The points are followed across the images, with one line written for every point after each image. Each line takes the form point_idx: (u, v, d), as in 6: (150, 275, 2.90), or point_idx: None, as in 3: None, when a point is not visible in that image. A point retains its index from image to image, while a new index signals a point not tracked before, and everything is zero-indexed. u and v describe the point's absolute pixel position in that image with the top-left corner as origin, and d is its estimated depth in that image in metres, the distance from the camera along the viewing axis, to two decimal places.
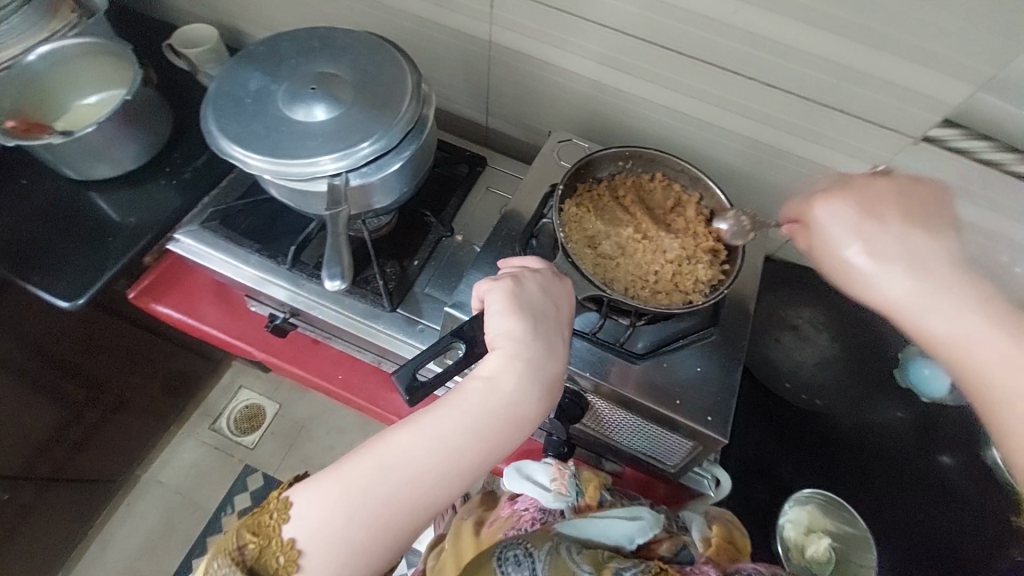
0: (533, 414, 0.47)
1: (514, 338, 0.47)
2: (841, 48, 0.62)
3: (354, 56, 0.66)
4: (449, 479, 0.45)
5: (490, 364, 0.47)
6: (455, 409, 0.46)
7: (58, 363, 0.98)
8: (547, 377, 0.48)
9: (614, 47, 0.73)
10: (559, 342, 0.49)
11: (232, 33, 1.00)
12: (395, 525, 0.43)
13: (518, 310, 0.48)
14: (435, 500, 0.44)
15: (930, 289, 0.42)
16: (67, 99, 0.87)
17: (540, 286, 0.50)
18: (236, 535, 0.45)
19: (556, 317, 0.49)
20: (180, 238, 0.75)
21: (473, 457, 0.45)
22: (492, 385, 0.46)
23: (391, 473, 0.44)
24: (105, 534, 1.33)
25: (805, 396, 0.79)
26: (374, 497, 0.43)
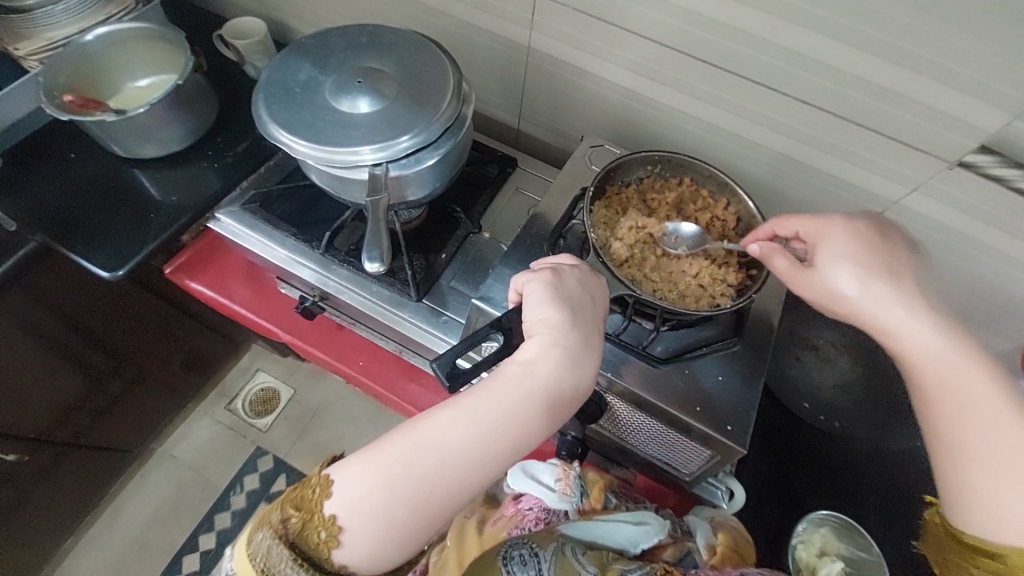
0: (570, 404, 0.48)
1: (553, 327, 0.48)
2: (877, 69, 0.62)
3: (399, 53, 0.68)
4: (487, 460, 0.46)
5: (529, 351, 0.48)
6: (495, 393, 0.47)
7: (89, 331, 1.01)
8: (586, 368, 0.49)
9: (651, 58, 0.74)
10: (596, 333, 0.50)
11: (279, 26, 1.04)
12: (436, 501, 0.45)
13: (558, 301, 0.49)
14: (475, 480, 0.46)
15: (922, 320, 0.48)
16: (120, 80, 0.91)
17: (578, 278, 0.51)
18: (278, 508, 0.45)
19: (594, 310, 0.50)
20: (220, 218, 0.78)
21: (511, 442, 0.46)
22: (530, 372, 0.47)
23: (431, 453, 0.45)
24: (118, 504, 1.36)
25: (824, 416, 0.78)
26: (415, 474, 0.45)
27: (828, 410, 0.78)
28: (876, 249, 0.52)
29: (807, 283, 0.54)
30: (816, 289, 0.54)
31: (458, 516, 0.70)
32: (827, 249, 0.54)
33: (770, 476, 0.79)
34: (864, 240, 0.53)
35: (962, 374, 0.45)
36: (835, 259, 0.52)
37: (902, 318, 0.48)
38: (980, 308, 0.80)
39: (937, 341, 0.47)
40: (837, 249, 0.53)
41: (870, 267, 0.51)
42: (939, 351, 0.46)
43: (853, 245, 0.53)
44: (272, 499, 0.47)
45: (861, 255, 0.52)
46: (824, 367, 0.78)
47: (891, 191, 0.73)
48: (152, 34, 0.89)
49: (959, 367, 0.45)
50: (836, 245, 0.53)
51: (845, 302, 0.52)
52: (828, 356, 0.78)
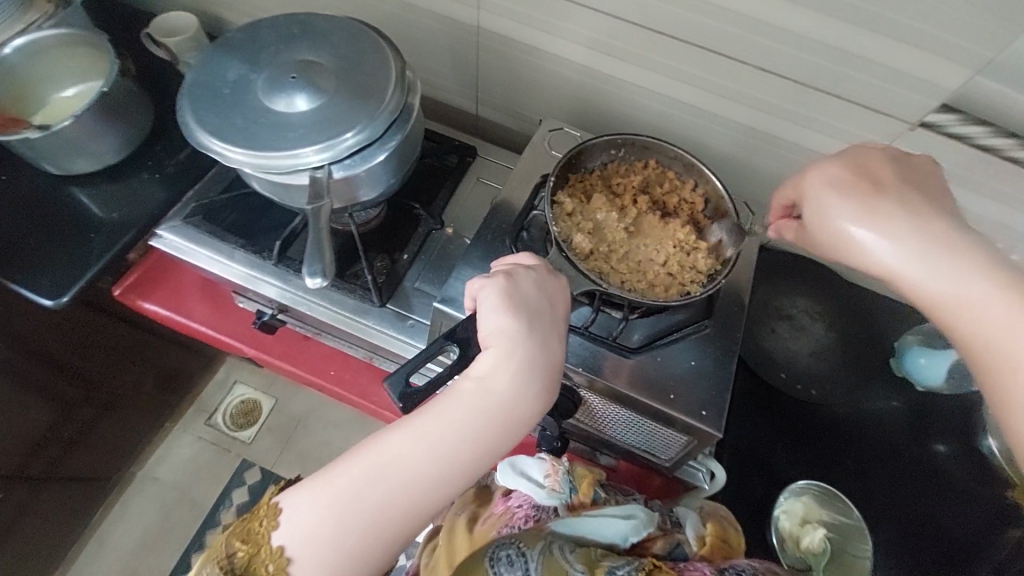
0: (528, 416, 0.46)
1: (507, 336, 0.46)
2: (838, 31, 0.60)
3: (336, 43, 0.64)
4: (442, 484, 0.44)
5: (483, 363, 0.45)
6: (448, 411, 0.45)
7: (49, 361, 0.97)
8: (543, 378, 0.47)
9: (606, 32, 0.71)
10: (554, 340, 0.48)
11: (214, 21, 0.97)
12: (388, 531, 0.43)
13: (512, 307, 0.47)
14: (429, 506, 0.44)
15: (938, 262, 0.41)
16: (45, 92, 0.84)
17: (534, 282, 0.49)
18: (225, 544, 0.45)
19: (551, 314, 0.48)
20: (163, 234, 0.73)
21: (467, 461, 0.44)
22: (483, 386, 0.45)
23: (383, 478, 0.43)
24: (102, 532, 1.32)
25: (801, 386, 0.79)
26: (364, 502, 0.43)
27: (804, 379, 0.79)
28: (869, 186, 0.45)
29: (821, 232, 0.46)
30: (823, 247, 0.47)
31: (449, 513, 0.70)
32: (818, 207, 0.47)
33: (750, 452, 0.78)
34: (846, 179, 0.46)
35: (993, 314, 0.40)
36: (834, 208, 0.45)
37: (917, 266, 0.42)
38: None
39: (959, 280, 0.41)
40: (844, 205, 0.45)
41: (866, 207, 0.44)
42: (983, 296, 0.40)
43: (846, 193, 0.45)
44: (222, 532, 0.47)
45: (872, 200, 0.45)
46: (800, 336, 0.80)
47: None
48: (72, 40, 0.81)
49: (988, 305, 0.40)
50: (830, 199, 0.46)
51: (857, 255, 0.44)
52: (801, 325, 0.80)
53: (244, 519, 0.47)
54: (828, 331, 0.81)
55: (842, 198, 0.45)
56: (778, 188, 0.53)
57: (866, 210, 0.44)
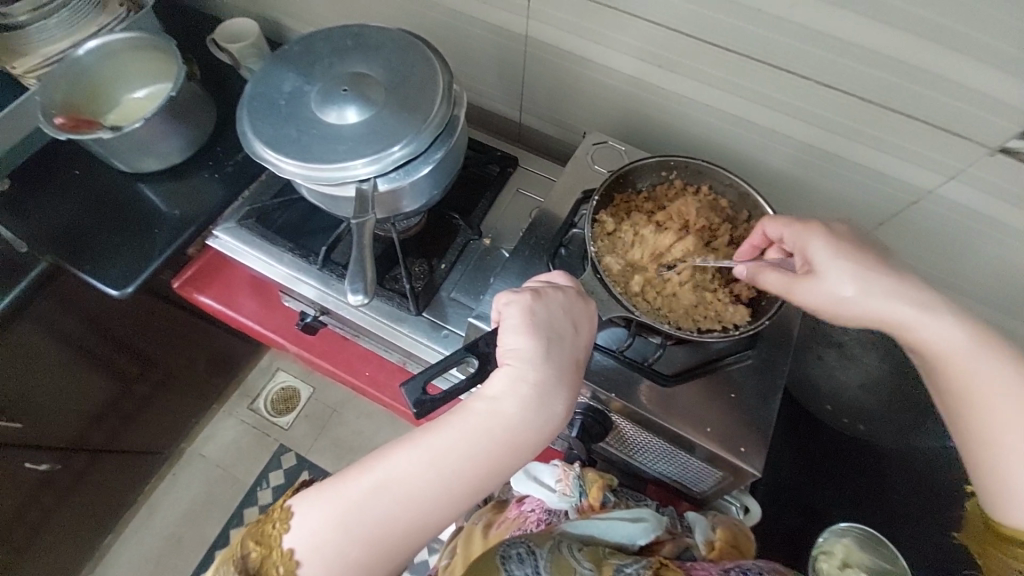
0: (536, 439, 0.48)
1: (524, 359, 0.47)
2: (911, 47, 0.56)
3: (386, 55, 0.65)
4: (447, 500, 0.45)
5: (498, 384, 0.47)
6: (460, 428, 0.46)
7: (115, 341, 1.04)
8: (555, 402, 0.48)
9: (658, 44, 0.69)
10: (570, 367, 0.49)
11: (274, 27, 1.01)
12: (391, 543, 0.44)
13: (534, 329, 0.48)
14: (432, 520, 0.45)
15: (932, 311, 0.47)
16: (117, 93, 0.90)
17: (560, 306, 0.50)
18: (241, 543, 0.47)
19: (573, 339, 0.50)
20: (218, 234, 0.78)
21: (474, 479, 0.46)
22: (496, 407, 0.47)
23: (392, 491, 0.44)
24: (153, 500, 1.42)
25: (847, 420, 0.75)
26: (372, 511, 0.44)
27: (852, 414, 0.75)
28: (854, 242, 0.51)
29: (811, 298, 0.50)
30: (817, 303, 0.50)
31: (467, 520, 0.72)
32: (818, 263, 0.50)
33: (785, 483, 0.77)
34: (847, 243, 0.50)
35: (971, 357, 0.46)
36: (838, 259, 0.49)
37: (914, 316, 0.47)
38: None
39: (955, 332, 0.46)
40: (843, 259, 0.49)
41: (862, 275, 0.48)
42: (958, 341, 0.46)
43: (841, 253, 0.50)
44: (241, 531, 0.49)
45: (848, 258, 0.49)
46: (849, 366, 0.74)
47: (925, 179, 0.67)
48: (143, 44, 0.87)
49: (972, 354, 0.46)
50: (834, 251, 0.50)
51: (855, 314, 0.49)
52: (852, 353, 0.74)
53: (258, 520, 0.48)
54: (885, 364, 0.74)
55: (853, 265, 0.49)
56: (766, 221, 0.56)
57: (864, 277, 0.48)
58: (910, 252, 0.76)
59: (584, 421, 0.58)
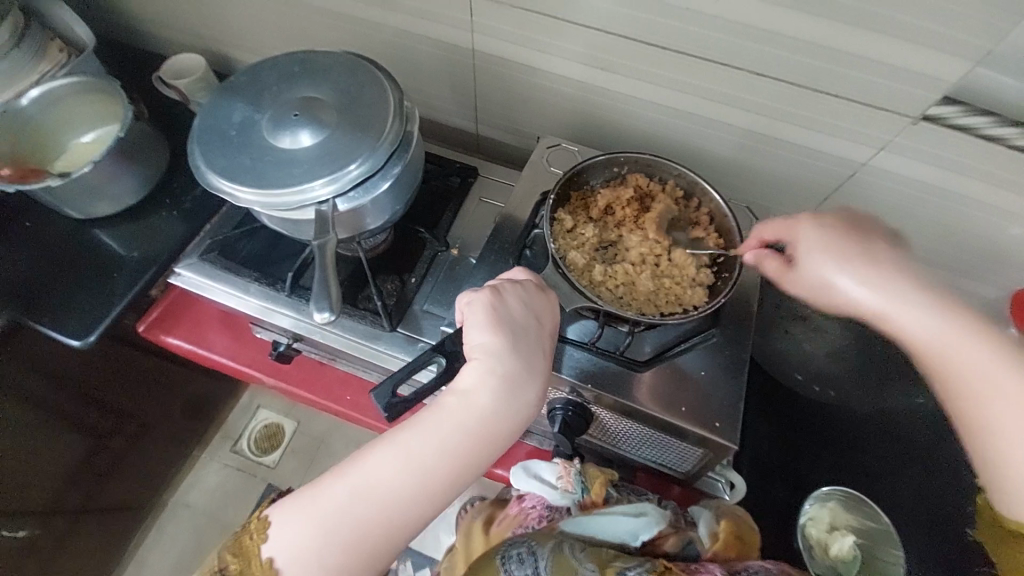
0: (509, 431, 0.49)
1: (489, 353, 0.48)
2: (829, 31, 0.60)
3: (335, 78, 0.66)
4: (424, 498, 0.46)
5: (467, 380, 0.48)
6: (431, 426, 0.47)
7: (82, 395, 1.00)
8: (523, 392, 0.49)
9: (599, 47, 0.72)
10: (537, 355, 0.50)
11: (221, 60, 1.01)
12: (371, 543, 0.45)
13: (496, 324, 0.49)
14: (411, 518, 0.46)
15: (917, 305, 0.48)
16: (64, 138, 0.88)
17: (520, 298, 0.51)
18: (219, 556, 0.47)
19: (535, 330, 0.51)
20: (181, 272, 0.76)
21: (451, 475, 0.47)
22: (466, 402, 0.47)
23: (368, 493, 0.45)
24: (138, 558, 1.36)
25: (819, 387, 0.78)
26: (349, 514, 0.45)
27: (820, 379, 0.78)
28: (858, 238, 0.52)
29: (802, 287, 0.54)
30: (818, 298, 0.53)
31: (470, 517, 0.76)
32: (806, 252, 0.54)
33: (768, 456, 0.78)
34: (832, 238, 0.53)
35: (962, 347, 0.47)
36: (819, 257, 0.53)
37: (899, 308, 0.48)
38: (966, 260, 0.79)
39: (936, 324, 0.48)
40: (837, 262, 0.52)
41: (857, 266, 0.51)
42: (942, 334, 0.47)
43: (835, 241, 0.53)
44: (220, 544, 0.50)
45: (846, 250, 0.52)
46: (815, 336, 0.77)
47: (860, 153, 0.71)
48: (89, 87, 0.85)
49: (963, 344, 0.47)
50: (817, 245, 0.53)
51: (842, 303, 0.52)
52: (817, 325, 0.77)
53: (236, 533, 0.49)
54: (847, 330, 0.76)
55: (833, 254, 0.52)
56: (759, 225, 0.58)
57: (871, 266, 0.50)
58: None
59: (566, 416, 0.59)
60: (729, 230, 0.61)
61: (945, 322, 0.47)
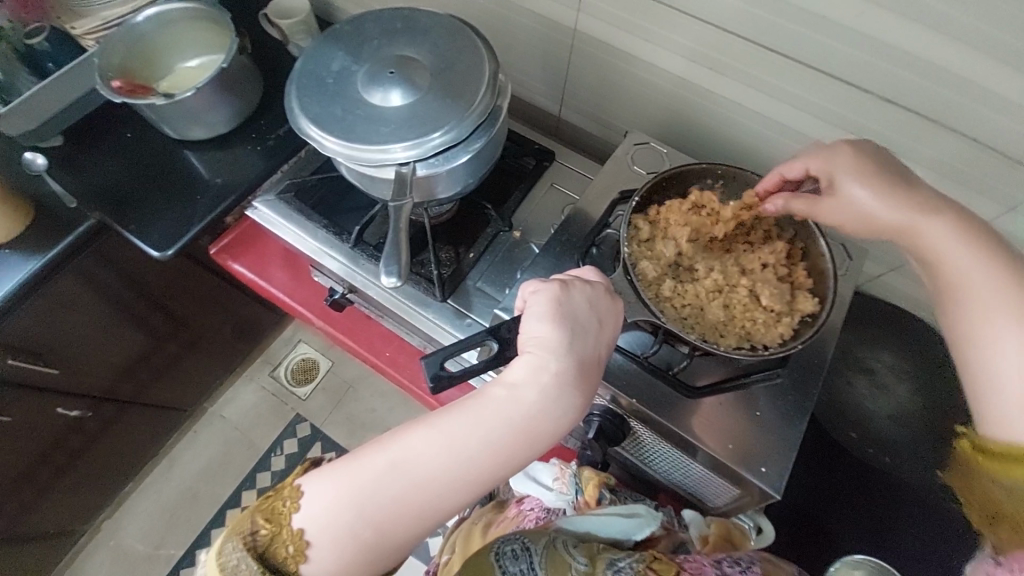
0: (551, 431, 0.48)
1: (545, 348, 0.48)
2: (981, 65, 0.53)
3: (434, 41, 0.65)
4: (458, 484, 0.46)
5: (517, 372, 0.47)
6: (476, 413, 0.47)
7: (152, 298, 1.08)
8: (571, 395, 0.48)
9: (712, 47, 0.67)
10: (591, 360, 0.49)
11: (324, 4, 1.02)
12: (402, 522, 0.45)
13: (557, 320, 0.48)
14: (443, 504, 0.46)
15: (954, 240, 0.46)
16: (171, 60, 0.92)
17: (585, 298, 0.50)
18: (249, 520, 0.47)
19: (597, 333, 0.49)
20: (257, 206, 0.79)
21: (487, 465, 0.47)
22: (513, 394, 0.47)
23: (405, 472, 0.46)
24: (173, 455, 1.48)
25: (872, 450, 0.71)
26: (385, 492, 0.46)
27: (877, 445, 0.71)
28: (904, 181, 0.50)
29: (840, 216, 0.52)
30: (846, 219, 0.52)
31: (469, 519, 0.76)
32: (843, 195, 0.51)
33: (801, 507, 0.74)
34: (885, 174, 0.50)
35: (982, 280, 0.44)
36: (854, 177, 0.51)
37: (933, 228, 0.47)
38: None
39: (973, 261, 0.45)
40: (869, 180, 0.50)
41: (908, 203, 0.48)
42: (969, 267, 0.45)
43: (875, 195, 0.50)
44: (248, 508, 0.49)
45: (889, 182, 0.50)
46: (880, 394, 0.73)
47: (982, 207, 0.64)
48: (200, 15, 0.89)
49: (990, 286, 0.44)
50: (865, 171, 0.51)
51: (859, 213, 0.51)
52: (881, 382, 0.73)
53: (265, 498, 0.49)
54: (914, 395, 0.71)
55: (869, 175, 0.50)
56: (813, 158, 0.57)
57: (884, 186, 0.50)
58: None
59: (601, 423, 0.57)
60: (823, 273, 0.57)
61: (986, 266, 0.44)
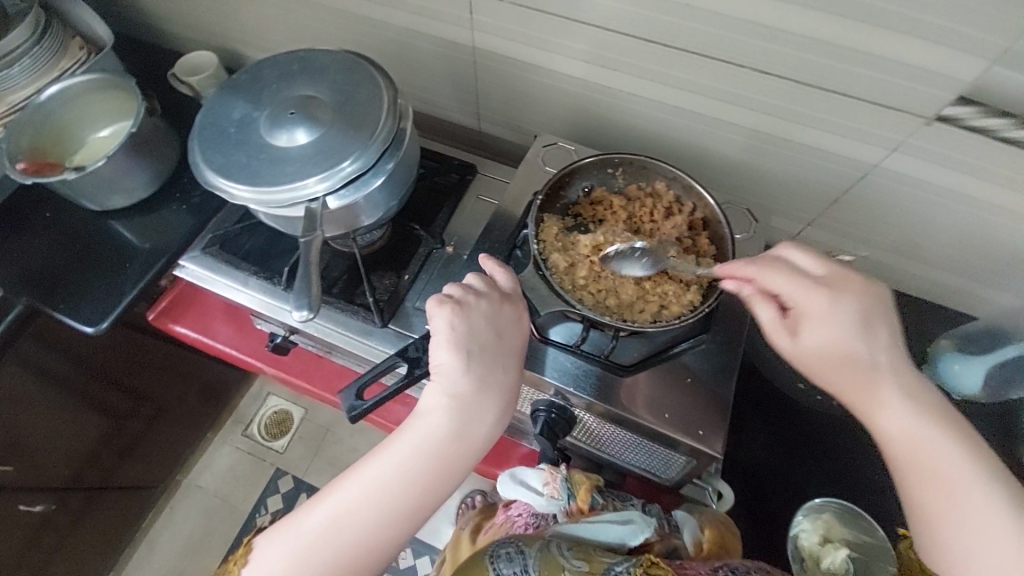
0: (468, 445, 0.52)
1: (448, 372, 0.51)
2: (835, 28, 0.57)
3: (331, 77, 0.66)
4: (388, 514, 0.50)
5: (427, 400, 0.52)
6: (395, 446, 0.51)
7: (100, 377, 1.05)
8: (480, 409, 0.52)
9: (601, 45, 0.71)
10: (498, 373, 0.53)
11: (233, 56, 1.03)
12: (342, 561, 0.49)
13: (456, 343, 0.51)
14: (377, 536, 0.49)
15: (894, 402, 0.49)
16: (82, 134, 0.91)
17: (483, 316, 0.52)
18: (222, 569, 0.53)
19: (497, 345, 0.52)
20: (185, 264, 0.78)
21: (413, 491, 0.50)
22: (426, 420, 0.51)
23: (342, 516, 0.49)
24: (152, 536, 1.42)
25: (817, 396, 0.76)
26: (323, 537, 0.49)
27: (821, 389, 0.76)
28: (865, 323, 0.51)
29: (811, 342, 0.52)
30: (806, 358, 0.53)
31: (458, 527, 0.79)
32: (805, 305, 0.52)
33: (765, 465, 0.76)
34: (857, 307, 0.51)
35: (929, 442, 0.48)
36: (826, 318, 0.51)
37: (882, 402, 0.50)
38: (982, 265, 0.75)
39: (911, 420, 0.49)
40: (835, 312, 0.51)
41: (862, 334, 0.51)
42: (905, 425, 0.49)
43: (832, 310, 0.51)
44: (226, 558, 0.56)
45: (843, 318, 0.51)
46: None
47: (870, 155, 0.68)
48: (105, 83, 0.88)
49: (927, 438, 0.48)
50: (826, 311, 0.51)
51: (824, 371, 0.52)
52: None
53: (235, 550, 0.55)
54: None
55: (839, 327, 0.51)
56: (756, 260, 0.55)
57: (848, 318, 0.51)
58: (865, 225, 0.78)
59: (550, 417, 0.59)
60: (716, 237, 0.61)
61: (923, 421, 0.49)
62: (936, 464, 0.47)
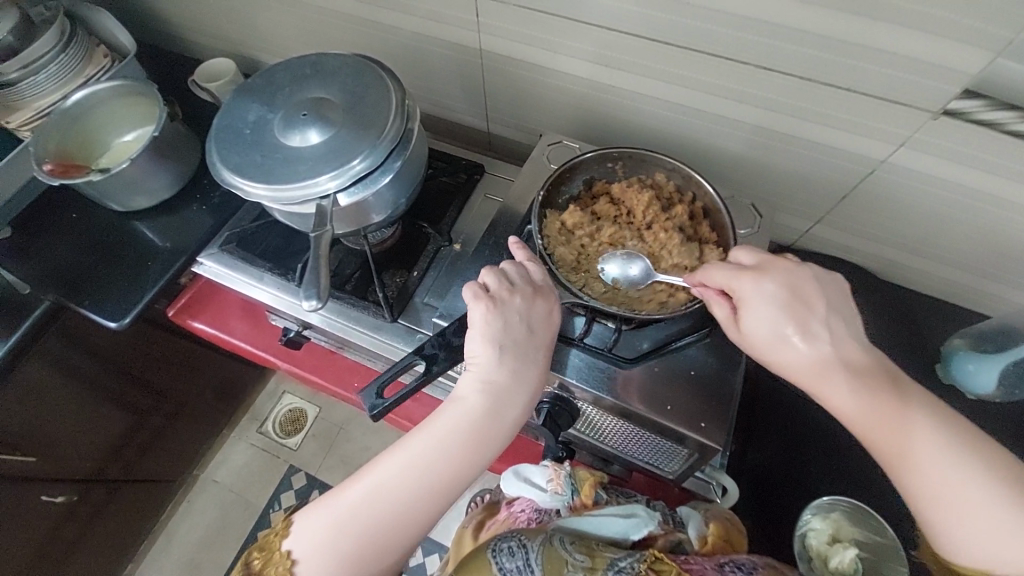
0: (500, 434, 0.53)
1: (484, 363, 0.53)
2: (837, 23, 0.58)
3: (342, 79, 0.68)
4: (425, 497, 0.51)
5: (463, 388, 0.53)
6: (434, 431, 0.52)
7: (123, 372, 1.08)
8: (513, 400, 0.53)
9: (606, 45, 0.72)
10: (531, 367, 0.54)
11: (251, 62, 1.07)
12: (381, 537, 0.50)
13: (492, 335, 0.53)
14: (414, 514, 0.51)
15: (860, 389, 0.48)
16: (108, 138, 0.95)
17: (517, 313, 0.54)
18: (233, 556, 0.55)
19: (530, 340, 0.54)
20: (205, 262, 0.82)
21: (449, 474, 0.52)
22: (463, 406, 0.52)
23: (383, 494, 0.51)
24: (170, 529, 1.45)
25: None
26: (364, 513, 0.50)
27: None
28: (796, 306, 0.50)
29: (757, 336, 0.51)
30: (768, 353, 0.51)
31: (462, 524, 0.79)
32: (746, 305, 0.52)
33: (772, 464, 0.75)
34: (782, 292, 0.51)
35: (900, 425, 0.46)
36: (762, 308, 0.51)
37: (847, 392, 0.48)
38: (996, 262, 0.74)
39: (874, 404, 0.47)
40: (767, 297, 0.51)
41: (801, 324, 0.50)
42: (874, 410, 0.47)
43: (772, 308, 0.50)
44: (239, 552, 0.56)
45: (777, 308, 0.50)
46: None
47: (876, 150, 0.68)
48: (129, 90, 0.92)
49: (900, 423, 0.46)
50: (761, 301, 0.51)
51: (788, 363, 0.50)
52: None
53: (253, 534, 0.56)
54: None
55: (774, 315, 0.50)
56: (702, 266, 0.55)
57: (785, 302, 0.50)
58: (874, 222, 0.77)
59: (552, 409, 0.60)
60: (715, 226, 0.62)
61: (890, 407, 0.47)
62: (909, 449, 0.46)
